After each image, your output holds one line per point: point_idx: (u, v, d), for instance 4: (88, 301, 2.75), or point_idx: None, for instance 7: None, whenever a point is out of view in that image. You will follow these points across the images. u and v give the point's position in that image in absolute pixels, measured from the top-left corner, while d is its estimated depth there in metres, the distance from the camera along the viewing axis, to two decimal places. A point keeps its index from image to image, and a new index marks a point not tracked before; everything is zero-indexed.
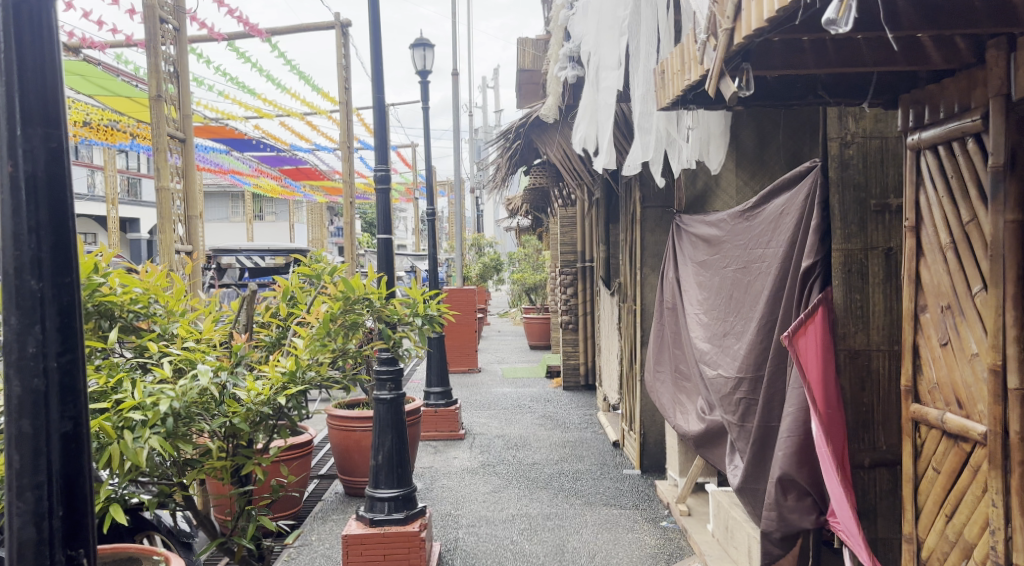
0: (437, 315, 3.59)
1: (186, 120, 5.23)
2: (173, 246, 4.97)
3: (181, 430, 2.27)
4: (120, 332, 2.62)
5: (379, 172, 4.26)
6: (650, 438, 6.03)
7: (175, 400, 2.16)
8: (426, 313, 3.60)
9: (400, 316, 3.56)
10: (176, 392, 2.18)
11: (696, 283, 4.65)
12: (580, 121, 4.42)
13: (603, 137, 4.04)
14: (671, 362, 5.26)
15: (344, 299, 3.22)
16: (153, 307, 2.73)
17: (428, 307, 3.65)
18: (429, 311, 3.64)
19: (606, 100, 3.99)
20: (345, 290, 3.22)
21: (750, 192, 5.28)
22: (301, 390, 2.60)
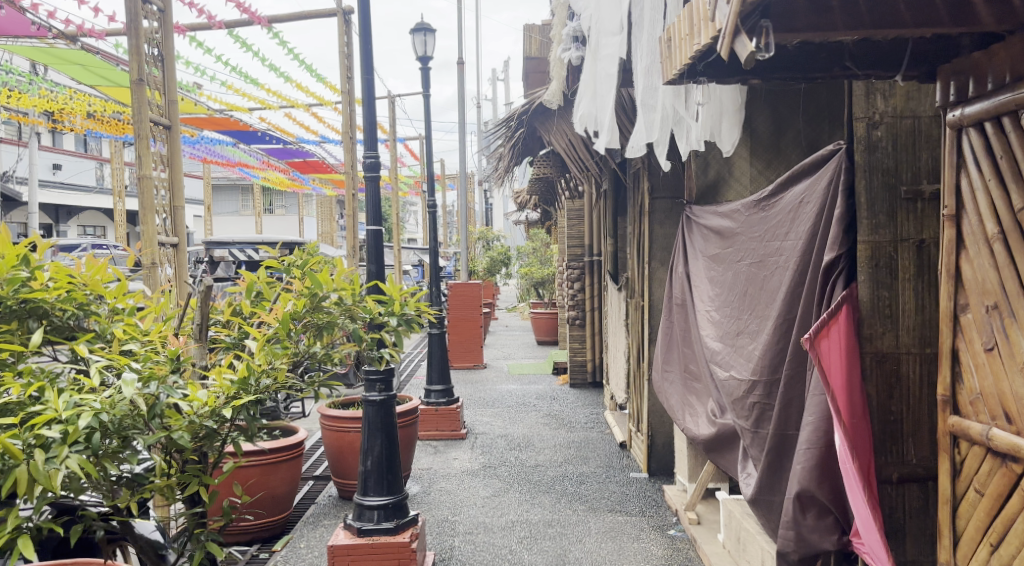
0: (414, 315, 3.37)
1: (172, 105, 5.01)
2: (155, 238, 4.75)
3: (112, 446, 2.03)
4: (52, 333, 2.46)
5: (368, 158, 4.00)
6: (659, 440, 5.77)
7: (100, 414, 1.93)
8: (402, 313, 3.40)
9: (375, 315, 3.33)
10: (102, 404, 1.96)
11: (707, 279, 4.38)
12: (582, 94, 4.20)
13: (604, 114, 3.85)
14: (681, 361, 4.99)
15: (311, 297, 3.06)
16: (93, 304, 2.57)
17: (404, 307, 3.44)
18: (405, 312, 3.42)
19: (607, 71, 3.81)
20: (311, 286, 3.05)
21: (765, 181, 4.99)
22: (252, 400, 2.40)
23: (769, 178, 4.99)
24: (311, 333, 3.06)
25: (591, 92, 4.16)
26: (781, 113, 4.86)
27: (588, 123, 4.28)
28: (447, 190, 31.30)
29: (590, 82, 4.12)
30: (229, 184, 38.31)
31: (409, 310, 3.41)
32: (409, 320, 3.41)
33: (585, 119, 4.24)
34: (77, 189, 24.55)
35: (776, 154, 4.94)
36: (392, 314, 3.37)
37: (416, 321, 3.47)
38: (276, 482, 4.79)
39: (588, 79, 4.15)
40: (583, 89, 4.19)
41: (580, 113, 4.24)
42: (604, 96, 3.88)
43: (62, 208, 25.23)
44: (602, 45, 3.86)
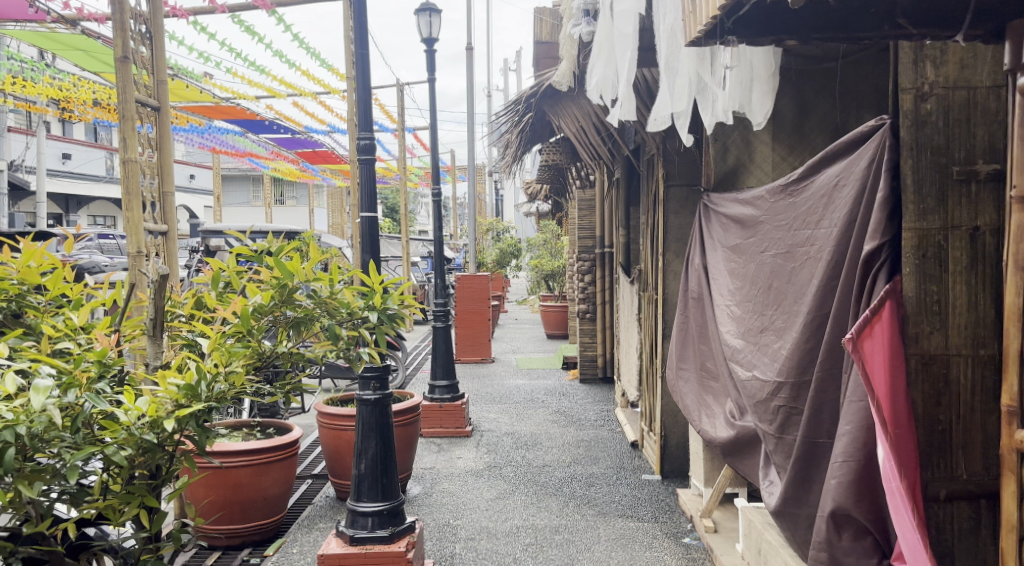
0: (396, 311, 3.10)
1: (162, 86, 4.82)
2: (141, 225, 4.49)
3: (31, 464, 1.88)
4: None
5: (361, 140, 3.73)
6: (672, 441, 5.48)
7: (11, 430, 1.77)
8: (384, 308, 3.13)
9: (354, 311, 3.11)
10: (15, 419, 1.80)
11: (727, 270, 4.09)
12: (596, 59, 3.95)
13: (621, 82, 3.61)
14: (696, 359, 4.70)
15: (279, 287, 3.00)
16: (32, 296, 2.53)
17: (388, 301, 3.17)
18: (386, 307, 3.15)
19: (621, 33, 3.56)
20: (280, 276, 2.98)
21: (788, 168, 4.69)
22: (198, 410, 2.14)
23: (791, 164, 4.69)
24: (286, 328, 3.06)
25: (607, 57, 3.89)
26: (806, 95, 4.56)
27: (605, 91, 3.97)
28: (457, 181, 31.04)
29: (606, 45, 3.85)
30: (239, 174, 38.18)
31: (391, 306, 3.15)
32: (394, 316, 3.15)
33: (601, 86, 3.96)
34: (86, 178, 24.45)
35: (799, 138, 4.64)
36: (373, 311, 3.11)
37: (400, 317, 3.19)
38: (267, 484, 4.56)
39: (604, 40, 3.89)
40: (597, 53, 3.94)
41: (595, 79, 3.97)
42: (620, 60, 3.62)
43: (71, 197, 25.13)
44: (619, 3, 3.54)
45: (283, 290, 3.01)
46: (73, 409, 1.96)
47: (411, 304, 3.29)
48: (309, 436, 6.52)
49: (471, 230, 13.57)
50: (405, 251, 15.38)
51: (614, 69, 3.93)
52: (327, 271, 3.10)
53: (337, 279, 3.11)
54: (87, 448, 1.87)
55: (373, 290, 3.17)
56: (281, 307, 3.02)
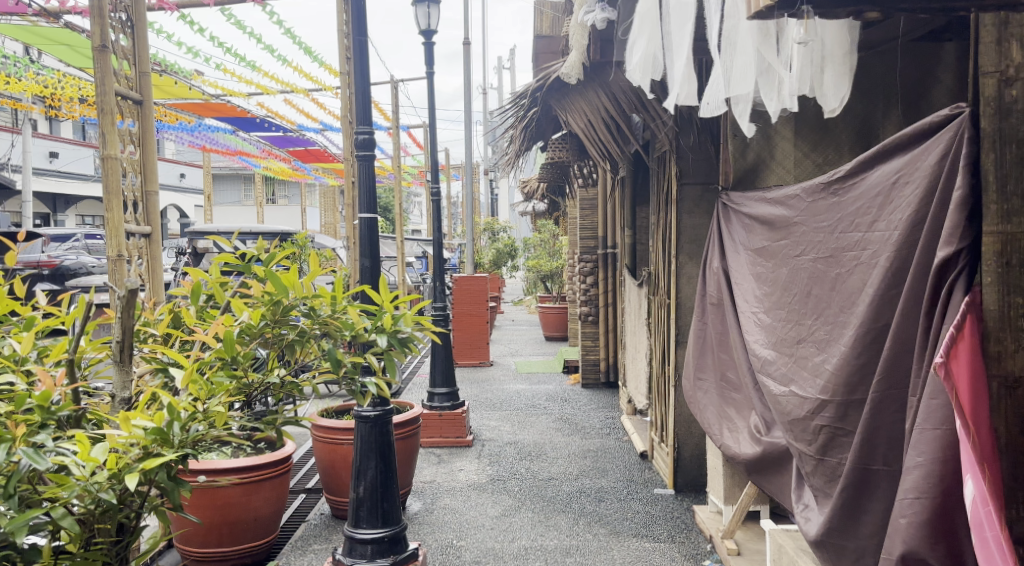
0: (407, 334, 2.81)
1: (144, 78, 4.50)
2: (123, 227, 4.17)
3: None
4: None
5: (360, 135, 3.43)
6: (686, 453, 5.21)
7: None
8: (395, 331, 2.85)
9: (359, 330, 2.83)
10: None
11: (751, 275, 3.82)
12: (638, 33, 3.67)
13: (676, 65, 3.39)
14: (716, 369, 4.42)
15: (274, 305, 2.74)
16: None
17: (399, 321, 2.87)
18: (400, 330, 2.86)
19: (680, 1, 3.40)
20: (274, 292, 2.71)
21: (812, 166, 4.43)
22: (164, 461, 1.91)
23: (815, 162, 4.42)
24: (279, 349, 2.83)
25: (652, 30, 3.60)
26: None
27: (649, 69, 3.64)
28: (451, 180, 30.71)
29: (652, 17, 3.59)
30: (231, 173, 37.74)
31: (405, 328, 2.87)
32: (409, 337, 2.88)
33: (645, 66, 3.64)
34: (74, 177, 24.02)
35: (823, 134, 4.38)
36: (383, 333, 2.82)
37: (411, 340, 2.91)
38: (259, 503, 4.26)
39: (648, 12, 3.62)
40: (639, 27, 3.67)
41: (637, 57, 3.65)
42: (678, 34, 3.40)
43: (59, 197, 24.69)
44: None
45: (277, 307, 2.73)
46: (13, 468, 1.75)
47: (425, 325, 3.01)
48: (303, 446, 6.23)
49: (468, 229, 13.25)
50: (400, 252, 15.05)
51: (659, 43, 3.63)
52: (330, 286, 2.84)
53: (340, 297, 2.84)
54: (33, 512, 1.69)
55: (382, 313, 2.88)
56: (274, 328, 2.77)
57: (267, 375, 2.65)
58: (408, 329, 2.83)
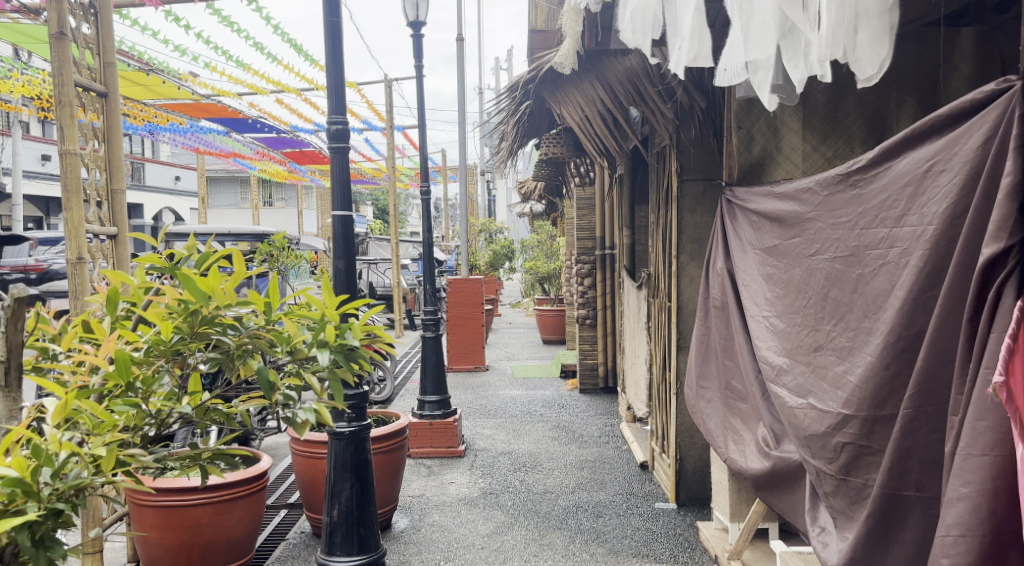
0: (356, 349, 2.24)
1: (109, 69, 4.22)
2: (84, 228, 3.88)
3: None
4: None
5: (332, 126, 3.14)
6: (688, 464, 4.93)
7: None
8: (343, 343, 2.27)
9: (296, 345, 2.26)
10: None
11: (761, 276, 3.55)
12: None
13: (684, 19, 3.14)
14: (720, 377, 4.14)
15: (186, 315, 2.16)
16: None
17: (348, 332, 2.31)
18: (347, 344, 2.28)
19: None
20: (183, 300, 2.16)
21: (822, 159, 4.15)
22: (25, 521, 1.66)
23: (825, 155, 4.14)
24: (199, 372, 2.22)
25: None
26: (841, 76, 4.05)
27: (642, 26, 3.35)
28: (448, 181, 30.42)
29: None
30: (226, 175, 37.46)
31: (352, 340, 2.29)
32: (356, 353, 2.30)
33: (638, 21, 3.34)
34: None
35: (833, 126, 4.11)
36: (324, 349, 2.22)
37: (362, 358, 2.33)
38: (231, 523, 3.98)
39: None
40: None
41: (631, 11, 3.34)
42: None
43: (52, 201, 24.47)
44: None
45: (193, 318, 2.16)
46: None
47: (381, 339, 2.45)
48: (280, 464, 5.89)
49: (463, 230, 12.97)
50: (394, 254, 14.77)
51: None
52: (263, 290, 2.26)
53: (276, 303, 2.26)
54: None
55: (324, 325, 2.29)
56: (190, 344, 2.21)
57: (179, 409, 2.10)
58: (358, 345, 2.24)
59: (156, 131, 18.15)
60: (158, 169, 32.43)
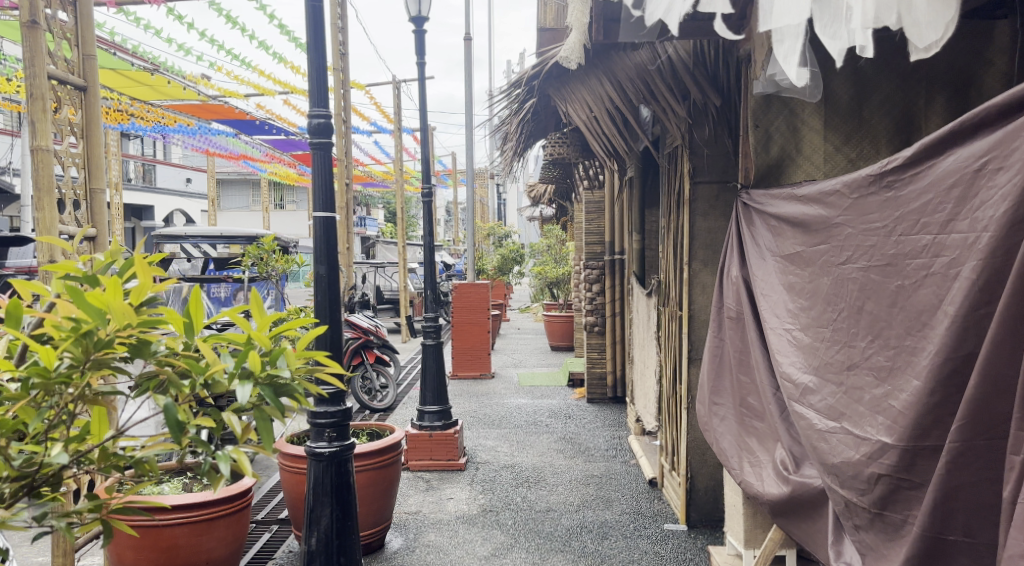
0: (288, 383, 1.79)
1: (88, 61, 3.99)
2: (57, 227, 3.67)
3: None
4: None
5: (315, 119, 2.90)
6: (699, 484, 4.65)
7: None
8: (271, 376, 1.83)
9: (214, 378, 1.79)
10: None
11: (782, 286, 3.32)
12: None
13: None
14: (735, 392, 3.87)
15: (76, 336, 1.70)
16: None
17: (280, 361, 1.87)
18: (276, 376, 1.83)
19: None
20: (74, 316, 1.71)
21: (845, 160, 3.88)
22: None
23: (847, 156, 3.88)
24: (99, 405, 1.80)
25: None
26: (864, 71, 3.82)
27: None
28: (459, 185, 30.21)
29: None
30: (238, 177, 37.40)
31: (284, 370, 1.84)
32: (288, 389, 1.85)
33: None
34: None
35: (857, 124, 3.85)
36: (244, 382, 1.76)
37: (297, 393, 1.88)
38: (212, 545, 3.73)
39: None
40: None
41: None
42: None
43: None
44: None
45: (87, 342, 1.71)
46: None
47: (324, 369, 2.00)
48: (270, 479, 5.63)
49: (470, 234, 12.70)
50: (402, 258, 14.53)
51: None
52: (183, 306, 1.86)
53: (198, 323, 1.87)
54: None
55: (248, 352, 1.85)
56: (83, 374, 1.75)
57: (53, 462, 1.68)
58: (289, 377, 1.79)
59: (164, 132, 18.01)
60: (169, 170, 32.40)
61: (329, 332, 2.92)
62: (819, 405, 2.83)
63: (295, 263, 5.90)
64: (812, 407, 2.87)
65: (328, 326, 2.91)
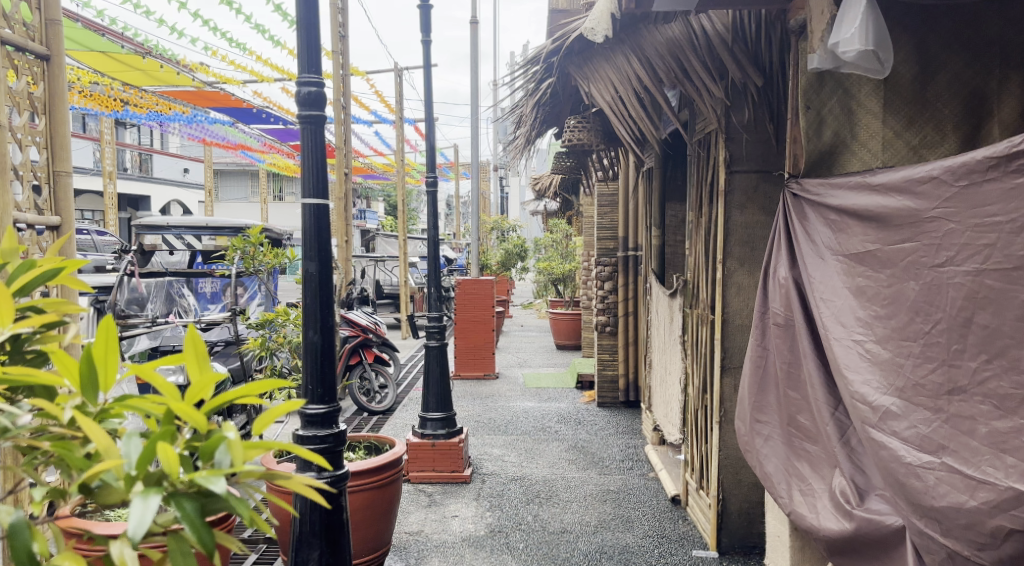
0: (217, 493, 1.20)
1: (51, 27, 3.52)
2: (9, 213, 3.19)
3: None
4: None
5: (306, 85, 2.40)
6: (732, 506, 4.22)
7: None
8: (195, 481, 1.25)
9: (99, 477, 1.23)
10: None
11: (850, 290, 2.92)
12: None
13: None
14: (783, 409, 3.44)
15: None
16: None
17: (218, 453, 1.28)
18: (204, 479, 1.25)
19: None
20: None
21: (905, 146, 3.36)
22: None
23: (910, 143, 3.34)
24: None
25: None
26: (929, 45, 3.25)
27: None
28: (461, 178, 29.64)
29: None
30: (235, 168, 36.86)
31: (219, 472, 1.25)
32: (224, 505, 1.25)
33: None
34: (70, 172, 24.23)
35: (921, 105, 3.30)
36: (148, 491, 1.19)
37: (246, 506, 1.28)
38: None
39: None
40: None
41: None
42: None
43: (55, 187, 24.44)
44: None
45: None
46: None
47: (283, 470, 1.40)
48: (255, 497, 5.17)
49: (473, 228, 12.21)
50: (402, 252, 14.00)
51: None
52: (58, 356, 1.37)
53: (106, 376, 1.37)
54: None
55: (166, 435, 1.27)
56: None
57: None
58: (221, 494, 1.18)
59: (159, 120, 17.47)
60: (165, 160, 31.82)
61: (318, 344, 2.45)
62: (907, 434, 2.48)
63: (285, 256, 5.39)
64: (896, 435, 2.52)
65: (318, 335, 2.43)
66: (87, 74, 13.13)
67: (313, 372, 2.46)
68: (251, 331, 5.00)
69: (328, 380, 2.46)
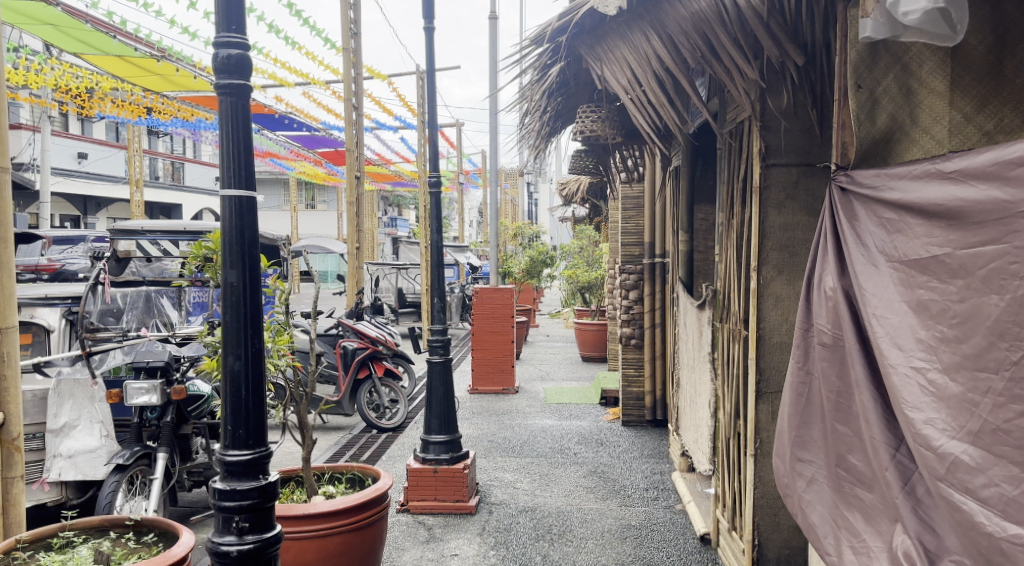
0: None
1: None
2: None
3: None
4: None
5: (225, 51, 2.10)
6: (769, 553, 3.66)
7: None
8: None
9: None
10: None
11: (913, 307, 2.37)
12: None
13: None
14: (830, 447, 2.88)
15: None
16: None
17: None
18: None
19: None
20: None
21: (978, 129, 2.69)
22: None
23: (981, 127, 2.69)
24: None
25: None
26: (1007, 10, 2.57)
27: None
28: (490, 185, 29.25)
29: None
30: (267, 176, 36.93)
31: None
32: None
33: None
34: (100, 179, 24.56)
35: (998, 82, 2.65)
36: None
37: None
38: None
39: None
40: None
41: None
42: None
43: (87, 195, 24.57)
44: None
45: None
46: None
47: None
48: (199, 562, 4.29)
49: (494, 233, 11.71)
50: (424, 260, 13.56)
51: None
52: None
53: None
54: None
55: None
56: None
57: None
58: None
59: (185, 126, 17.31)
60: (197, 169, 31.92)
61: (241, 371, 2.15)
62: (986, 493, 1.96)
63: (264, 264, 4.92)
64: (972, 493, 2.00)
65: (239, 362, 2.14)
66: (106, 79, 12.95)
67: (234, 409, 2.15)
68: (206, 350, 4.58)
69: (252, 423, 2.16)
